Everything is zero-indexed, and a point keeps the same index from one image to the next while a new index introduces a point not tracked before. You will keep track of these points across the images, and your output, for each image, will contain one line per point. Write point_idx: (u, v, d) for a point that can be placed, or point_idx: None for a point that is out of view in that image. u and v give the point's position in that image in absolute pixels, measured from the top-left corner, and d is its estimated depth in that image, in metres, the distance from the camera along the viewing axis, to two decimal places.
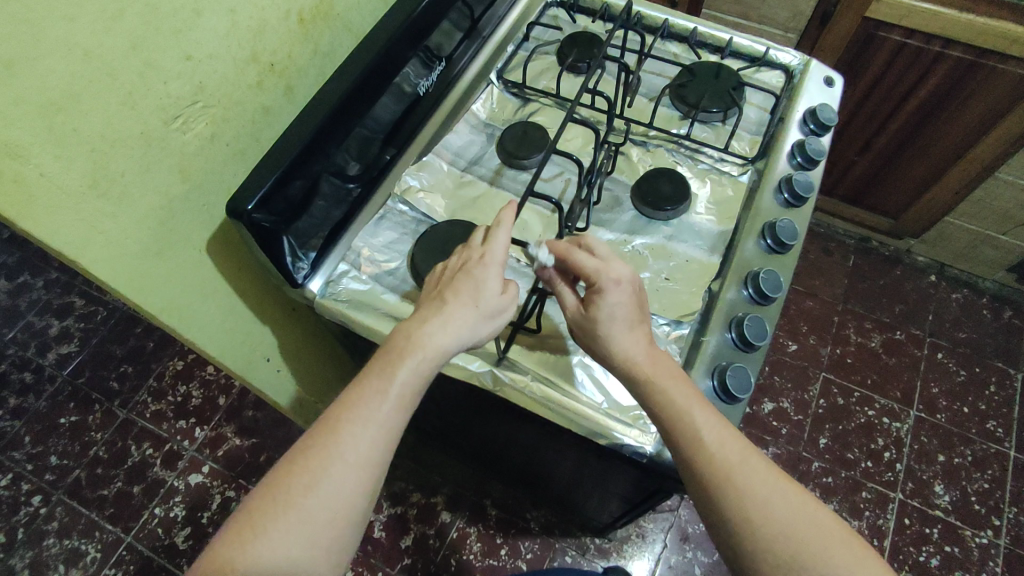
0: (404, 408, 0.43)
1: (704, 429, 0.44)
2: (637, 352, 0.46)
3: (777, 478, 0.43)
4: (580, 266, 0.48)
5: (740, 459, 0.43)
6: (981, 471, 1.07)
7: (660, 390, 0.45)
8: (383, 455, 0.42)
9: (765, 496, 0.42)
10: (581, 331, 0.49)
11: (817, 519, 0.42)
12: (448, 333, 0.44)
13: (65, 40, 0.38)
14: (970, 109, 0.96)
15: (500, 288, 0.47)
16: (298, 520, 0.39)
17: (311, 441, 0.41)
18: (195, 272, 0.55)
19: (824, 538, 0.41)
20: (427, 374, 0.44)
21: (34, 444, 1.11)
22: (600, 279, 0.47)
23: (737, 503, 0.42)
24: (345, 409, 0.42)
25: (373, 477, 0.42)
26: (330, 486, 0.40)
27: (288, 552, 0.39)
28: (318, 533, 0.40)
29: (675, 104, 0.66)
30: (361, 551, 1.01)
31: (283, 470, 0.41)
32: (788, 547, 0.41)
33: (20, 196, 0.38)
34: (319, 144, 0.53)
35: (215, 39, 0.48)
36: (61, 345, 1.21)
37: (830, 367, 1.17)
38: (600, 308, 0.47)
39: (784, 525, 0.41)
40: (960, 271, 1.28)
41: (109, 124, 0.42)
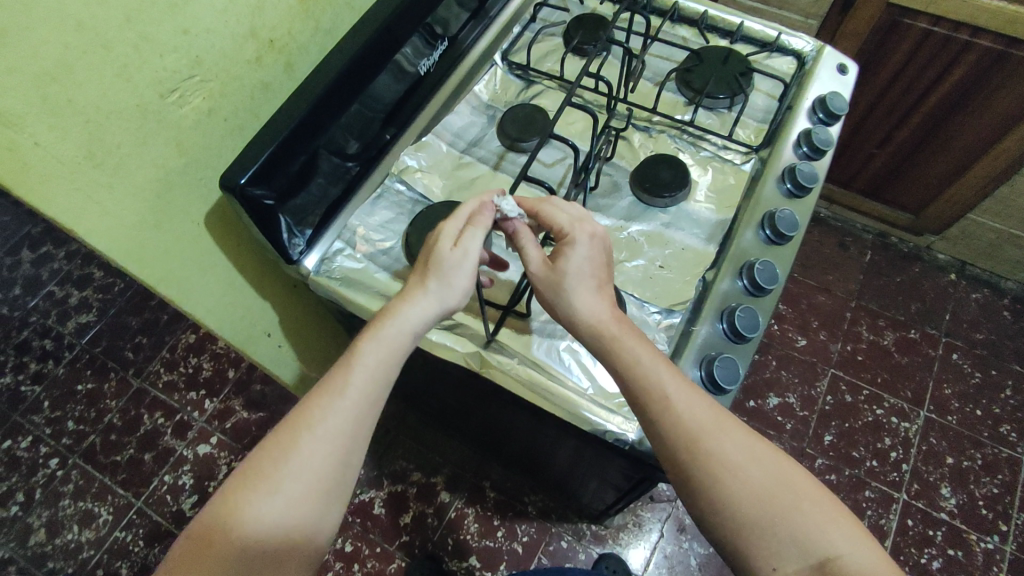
0: (377, 384, 0.45)
1: (672, 391, 0.45)
2: (600, 311, 0.47)
3: (746, 438, 0.45)
4: (551, 219, 0.49)
5: (709, 420, 0.45)
6: (991, 475, 1.04)
7: (626, 351, 0.46)
8: (359, 427, 0.44)
9: (733, 455, 0.44)
10: (544, 286, 0.48)
11: (787, 477, 0.43)
12: (411, 304, 0.46)
13: (58, 11, 0.38)
14: (997, 102, 0.92)
15: (450, 240, 0.47)
16: (276, 488, 0.41)
17: (290, 416, 0.44)
18: (193, 246, 0.56)
19: (794, 494, 0.43)
20: (401, 350, 0.46)
21: (53, 408, 1.15)
22: (574, 232, 0.48)
23: (706, 461, 0.43)
24: (321, 385, 0.45)
25: (350, 446, 0.44)
26: (307, 455, 0.42)
27: (268, 518, 0.41)
28: (296, 501, 0.42)
29: (681, 89, 0.65)
30: (360, 526, 1.03)
31: (264, 444, 0.43)
32: (757, 503, 0.42)
33: (15, 164, 0.40)
34: (317, 122, 0.53)
35: (212, 13, 0.48)
36: (80, 314, 1.24)
37: (839, 364, 1.15)
38: (569, 260, 0.48)
39: (751, 483, 0.43)
40: (981, 271, 1.24)
41: (104, 96, 0.43)
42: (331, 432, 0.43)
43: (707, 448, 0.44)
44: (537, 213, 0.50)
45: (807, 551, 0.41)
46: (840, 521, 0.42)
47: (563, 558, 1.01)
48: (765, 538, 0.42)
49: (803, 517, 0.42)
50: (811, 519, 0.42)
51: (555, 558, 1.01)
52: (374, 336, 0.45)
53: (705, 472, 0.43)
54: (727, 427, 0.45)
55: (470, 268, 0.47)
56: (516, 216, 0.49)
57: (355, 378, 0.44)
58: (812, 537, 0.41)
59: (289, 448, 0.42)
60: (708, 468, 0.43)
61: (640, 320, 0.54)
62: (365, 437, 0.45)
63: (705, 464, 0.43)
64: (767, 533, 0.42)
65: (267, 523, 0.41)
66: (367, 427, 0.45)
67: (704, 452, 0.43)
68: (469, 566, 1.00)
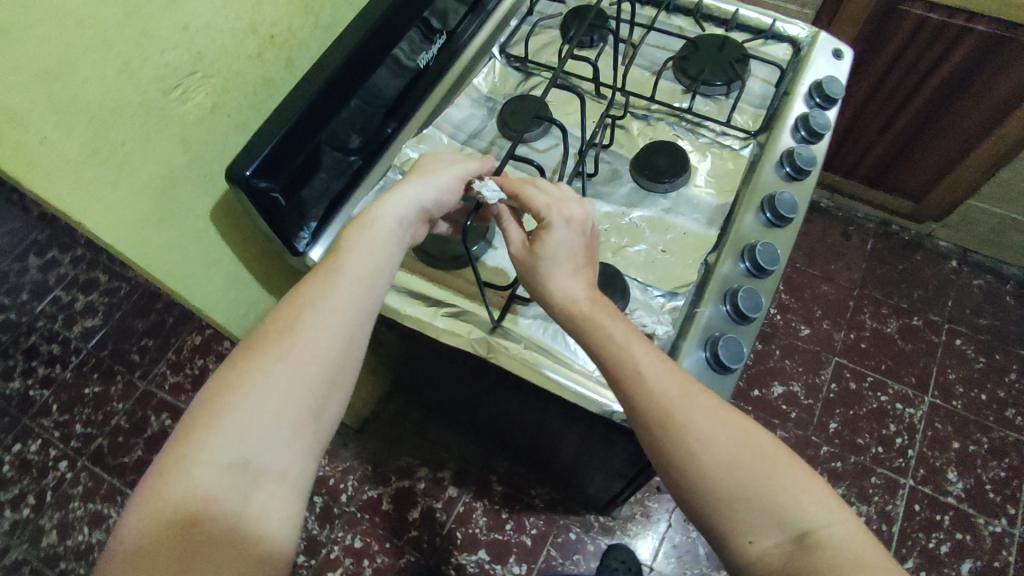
0: (365, 291, 0.44)
1: (643, 367, 0.45)
2: (575, 292, 0.48)
3: (718, 411, 0.44)
4: (530, 200, 0.49)
5: (681, 395, 0.44)
6: (998, 460, 1.05)
7: (596, 326, 0.47)
8: (359, 308, 0.44)
9: (705, 428, 0.43)
10: (522, 266, 0.50)
11: (759, 445, 0.43)
12: (393, 194, 0.48)
13: (59, 9, 0.38)
14: (997, 84, 0.93)
15: (439, 159, 0.52)
16: (278, 362, 0.40)
17: (286, 299, 0.43)
18: (198, 241, 0.56)
19: (767, 463, 0.42)
20: (390, 237, 0.47)
21: (61, 412, 1.16)
22: (550, 216, 0.48)
23: (680, 437, 0.43)
24: (308, 290, 0.43)
25: (349, 325, 0.43)
26: (307, 331, 0.41)
27: (261, 416, 0.39)
28: (298, 374, 0.40)
29: (677, 78, 0.66)
30: (369, 522, 1.04)
31: (260, 324, 0.42)
32: (731, 476, 0.42)
33: (23, 160, 0.39)
34: (318, 117, 0.54)
35: (213, 9, 0.48)
36: (86, 318, 1.25)
37: (843, 352, 1.15)
38: (546, 244, 0.48)
39: (723, 454, 0.42)
40: (983, 257, 1.24)
41: (107, 93, 0.43)
42: (329, 310, 0.43)
43: (679, 424, 0.43)
44: (516, 194, 0.51)
45: (782, 522, 0.41)
46: (810, 488, 0.42)
47: (572, 549, 1.02)
48: (741, 510, 0.41)
49: (778, 486, 0.41)
50: (784, 489, 0.41)
51: (563, 550, 1.02)
52: (362, 224, 0.46)
53: (680, 448, 0.43)
54: (699, 401, 0.44)
55: (453, 175, 0.50)
56: (498, 199, 0.51)
57: (348, 261, 0.45)
58: (787, 506, 0.41)
59: (288, 324, 0.42)
60: (682, 443, 0.43)
61: (644, 303, 0.54)
62: (364, 319, 0.44)
63: (680, 441, 0.43)
64: (743, 506, 0.41)
65: (270, 396, 0.39)
66: (366, 307, 0.44)
67: (677, 428, 0.43)
68: (478, 559, 1.01)
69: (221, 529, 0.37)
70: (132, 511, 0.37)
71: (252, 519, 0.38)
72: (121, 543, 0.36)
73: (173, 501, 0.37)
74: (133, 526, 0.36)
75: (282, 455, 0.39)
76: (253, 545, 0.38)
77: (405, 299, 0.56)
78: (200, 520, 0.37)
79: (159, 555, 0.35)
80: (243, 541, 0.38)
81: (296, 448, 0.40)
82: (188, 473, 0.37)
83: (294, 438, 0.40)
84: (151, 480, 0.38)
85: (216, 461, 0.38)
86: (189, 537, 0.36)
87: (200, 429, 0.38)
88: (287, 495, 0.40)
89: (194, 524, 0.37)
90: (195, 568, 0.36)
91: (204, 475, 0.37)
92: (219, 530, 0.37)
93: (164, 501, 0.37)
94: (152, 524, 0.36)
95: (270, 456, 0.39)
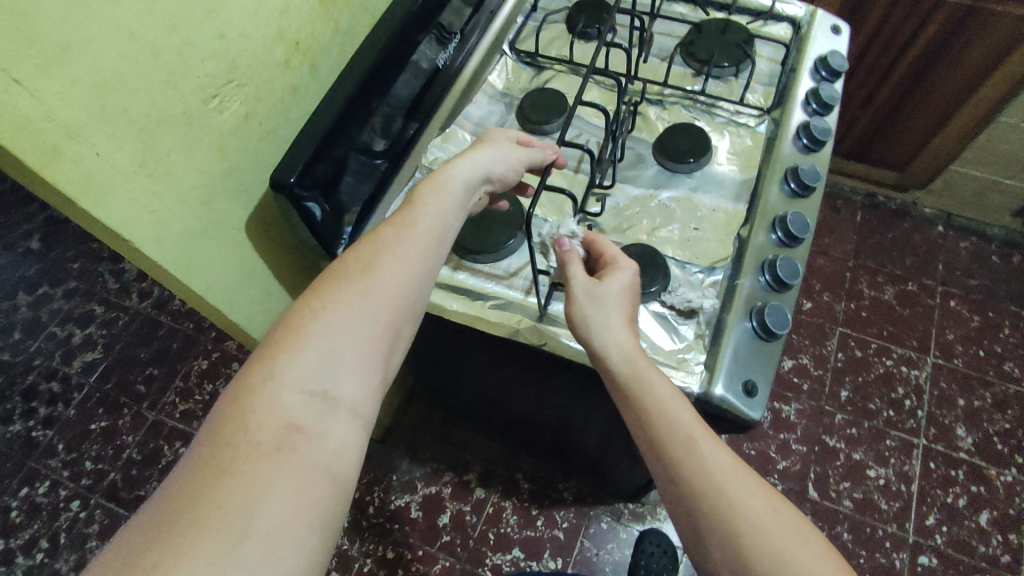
0: (433, 242, 0.46)
1: (696, 432, 0.44)
2: (624, 342, 0.47)
3: (769, 497, 0.42)
4: (605, 250, 0.53)
5: (732, 473, 0.42)
6: (1002, 411, 1.09)
7: (647, 385, 0.46)
8: (431, 255, 0.46)
9: (756, 511, 0.41)
10: (586, 297, 0.49)
11: (809, 545, 0.40)
12: (464, 159, 0.50)
13: (112, 22, 0.38)
14: (970, 54, 0.98)
15: (507, 137, 0.55)
16: (356, 295, 0.42)
17: (362, 241, 0.45)
18: (235, 253, 0.56)
19: (818, 568, 0.39)
20: (460, 197, 0.49)
21: (68, 450, 1.12)
22: (623, 261, 0.51)
23: (727, 514, 0.41)
24: (380, 235, 0.45)
25: (423, 272, 0.45)
26: (385, 271, 0.43)
27: (337, 351, 0.41)
28: (375, 307, 0.42)
29: (687, 62, 0.67)
30: (400, 532, 1.03)
31: (338, 263, 0.44)
32: (777, 569, 0.39)
33: (79, 175, 0.39)
34: (350, 119, 0.54)
35: (245, 17, 0.48)
36: (85, 352, 1.22)
37: (846, 322, 1.19)
38: (616, 282, 0.50)
39: (768, 539, 0.40)
40: (967, 220, 1.29)
41: (154, 104, 0.43)
42: (406, 253, 0.45)
43: (730, 502, 0.41)
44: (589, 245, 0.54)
45: None
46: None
47: (605, 539, 1.02)
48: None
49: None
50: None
51: (596, 540, 1.02)
52: (435, 180, 0.48)
53: (726, 526, 0.41)
54: (749, 482, 0.42)
55: (520, 154, 0.53)
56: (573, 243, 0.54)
57: (423, 210, 0.46)
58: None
59: (368, 264, 0.43)
60: (728, 522, 0.41)
61: (685, 281, 0.56)
62: (434, 269, 0.46)
63: (726, 519, 0.41)
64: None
65: (350, 329, 0.41)
66: (437, 257, 0.46)
67: (726, 505, 0.41)
68: (513, 558, 1.01)
69: (298, 449, 0.37)
70: (213, 425, 0.37)
71: (328, 444, 0.39)
72: (201, 454, 0.36)
73: (257, 418, 0.37)
74: (214, 438, 0.36)
75: (356, 388, 0.41)
76: (327, 469, 0.38)
77: (451, 296, 0.57)
78: (277, 440, 0.37)
79: (240, 466, 0.35)
80: (318, 464, 0.38)
81: (368, 384, 0.42)
82: (272, 394, 0.39)
83: (368, 373, 0.42)
84: (232, 398, 0.38)
85: (298, 386, 0.39)
86: (269, 453, 0.36)
87: (284, 352, 0.40)
88: (357, 429, 0.41)
89: (274, 440, 0.37)
90: (274, 482, 0.35)
91: (286, 397, 0.39)
92: (298, 451, 0.37)
93: (248, 416, 0.37)
94: (235, 436, 0.37)
95: (346, 388, 0.41)
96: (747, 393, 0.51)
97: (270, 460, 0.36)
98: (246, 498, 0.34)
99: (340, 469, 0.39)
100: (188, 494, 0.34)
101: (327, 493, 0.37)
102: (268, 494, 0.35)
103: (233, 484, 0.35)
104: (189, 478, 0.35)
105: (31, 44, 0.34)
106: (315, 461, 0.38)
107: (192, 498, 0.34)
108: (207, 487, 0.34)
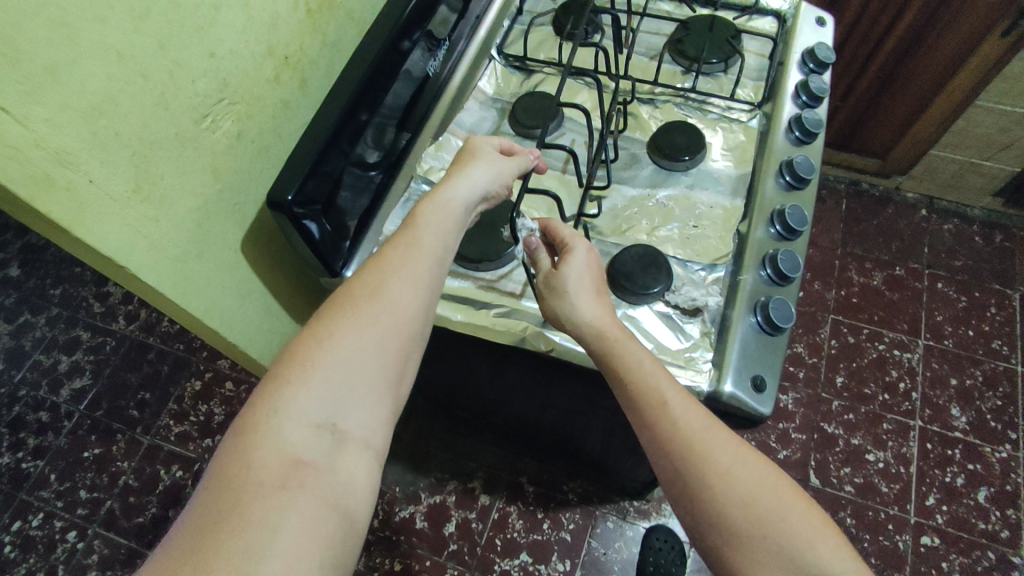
0: (436, 264, 0.45)
1: (668, 394, 0.46)
2: (600, 317, 0.50)
3: (739, 445, 0.45)
4: (557, 231, 0.54)
5: (703, 426, 0.45)
6: (993, 389, 1.11)
7: (629, 373, 0.47)
8: (437, 278, 0.45)
9: (725, 460, 0.44)
10: (547, 286, 0.53)
11: (797, 514, 0.42)
12: (463, 177, 0.50)
13: (101, 43, 0.37)
14: (947, 40, 1.00)
15: (492, 146, 0.54)
16: (364, 321, 0.42)
17: (368, 265, 0.45)
18: (233, 273, 0.55)
19: (783, 506, 0.42)
20: (460, 217, 0.49)
21: (61, 480, 1.09)
22: (573, 243, 0.53)
23: (698, 465, 0.44)
24: (385, 260, 0.44)
25: (430, 295, 0.44)
26: (392, 297, 0.43)
27: (342, 382, 0.40)
28: (384, 335, 0.42)
29: (677, 59, 0.68)
30: (406, 544, 1.02)
31: (344, 289, 0.43)
32: (744, 512, 0.42)
33: (72, 204, 0.38)
34: (344, 133, 0.53)
35: (234, 34, 0.47)
36: (73, 380, 1.20)
37: (837, 309, 1.20)
38: (569, 266, 0.52)
39: (753, 514, 0.42)
40: (949, 203, 1.32)
41: (145, 126, 0.42)
42: (411, 275, 0.44)
43: (701, 454, 0.44)
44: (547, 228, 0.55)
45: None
46: (823, 535, 0.42)
47: (611, 538, 1.02)
48: (750, 544, 0.41)
49: (790, 528, 0.42)
50: (795, 530, 0.42)
51: (603, 540, 1.02)
52: (436, 201, 0.48)
53: (698, 475, 0.43)
54: (720, 435, 0.45)
55: (512, 166, 0.53)
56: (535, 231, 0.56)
57: (425, 230, 0.46)
58: (796, 545, 0.41)
59: (375, 289, 0.43)
60: (699, 471, 0.43)
61: (688, 279, 0.56)
62: (440, 291, 0.45)
63: (697, 469, 0.43)
64: (752, 539, 0.42)
65: (357, 359, 0.41)
66: (441, 279, 0.46)
67: (698, 458, 0.44)
68: (521, 563, 1.00)
69: (307, 485, 0.37)
70: (219, 462, 0.37)
71: (337, 479, 0.38)
72: (208, 493, 0.35)
73: (265, 455, 0.37)
74: (220, 477, 0.36)
75: (365, 420, 0.40)
76: (336, 504, 0.38)
77: (453, 306, 0.56)
78: (284, 475, 0.37)
79: (248, 505, 0.35)
80: (327, 501, 0.37)
81: (378, 415, 0.41)
82: (278, 428, 0.38)
83: (376, 403, 0.41)
84: (238, 434, 0.38)
85: (306, 420, 0.39)
86: (277, 490, 0.36)
87: (289, 385, 0.39)
88: (367, 461, 0.40)
89: (282, 476, 0.37)
90: (282, 522, 0.35)
91: (293, 431, 0.38)
92: (306, 487, 0.37)
93: (255, 453, 0.37)
94: (241, 475, 0.36)
95: (356, 420, 0.40)
96: (756, 389, 0.52)
97: (278, 497, 0.36)
98: (254, 538, 0.34)
99: (349, 503, 0.38)
100: (194, 535, 0.34)
101: (336, 528, 0.37)
102: (277, 531, 0.35)
103: (241, 524, 0.34)
104: (195, 519, 0.34)
105: (18, 69, 0.33)
106: (324, 497, 0.37)
107: (198, 539, 0.33)
108: (213, 527, 0.34)
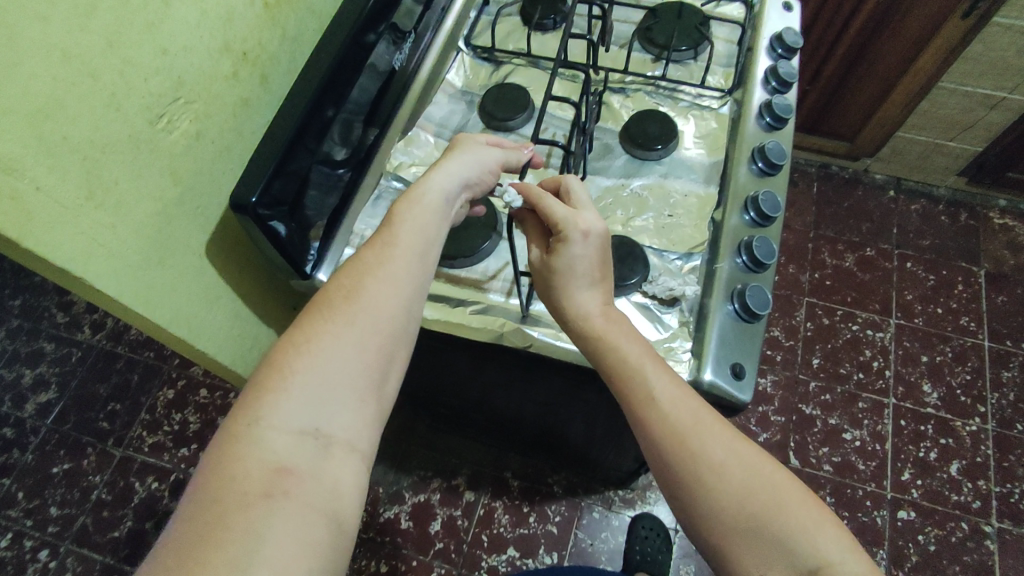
0: (413, 262, 0.44)
1: (658, 391, 0.45)
2: (594, 311, 0.49)
3: (729, 436, 0.43)
4: (550, 212, 0.49)
5: (693, 422, 0.44)
6: (962, 364, 1.14)
7: (620, 364, 0.47)
8: (417, 275, 0.44)
9: (719, 457, 0.42)
10: (542, 275, 0.51)
11: (795, 505, 0.41)
12: (441, 169, 0.48)
13: (42, 42, 0.35)
14: (909, 22, 1.01)
15: (479, 140, 0.52)
16: (345, 323, 0.40)
17: (344, 268, 0.43)
18: (199, 279, 0.53)
19: (778, 496, 0.41)
20: (439, 210, 0.47)
21: (29, 499, 1.05)
22: (567, 229, 0.48)
23: (690, 462, 0.42)
24: (362, 262, 0.43)
25: (412, 293, 0.43)
26: (369, 298, 0.41)
27: (321, 386, 0.39)
28: (365, 336, 0.41)
29: (646, 47, 0.67)
30: (391, 545, 1.01)
31: (320, 294, 0.42)
32: (736, 505, 0.41)
33: (20, 215, 0.36)
34: (310, 132, 0.51)
35: (189, 29, 0.45)
36: (38, 394, 1.16)
37: (812, 291, 1.22)
38: (560, 258, 0.49)
39: (744, 505, 0.41)
40: (915, 183, 1.34)
41: (96, 129, 0.40)
42: (390, 276, 0.43)
43: (690, 450, 0.43)
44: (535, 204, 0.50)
45: (793, 563, 0.39)
46: (823, 525, 0.40)
47: (598, 528, 1.03)
48: (743, 533, 0.40)
49: (787, 520, 0.40)
50: (796, 524, 0.40)
51: (589, 531, 1.02)
52: (412, 197, 0.46)
53: (688, 471, 0.42)
54: (713, 431, 0.44)
55: (495, 155, 0.52)
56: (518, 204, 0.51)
57: (403, 229, 0.45)
58: (800, 540, 0.39)
59: (350, 292, 0.42)
60: (692, 468, 0.42)
61: (665, 268, 0.56)
62: (423, 291, 0.44)
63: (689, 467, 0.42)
64: (749, 532, 0.40)
65: (337, 363, 0.39)
66: (424, 277, 0.44)
67: (689, 455, 0.43)
68: (508, 558, 1.00)
69: (291, 493, 0.35)
70: (201, 474, 0.35)
71: (322, 485, 0.37)
72: (190, 507, 0.34)
73: (247, 464, 0.35)
74: (201, 491, 0.34)
75: (348, 423, 0.39)
76: (324, 510, 0.36)
77: (431, 305, 0.55)
78: (268, 486, 0.35)
79: (232, 517, 0.34)
80: (313, 508, 0.36)
81: (363, 419, 0.40)
82: (260, 437, 0.37)
83: (359, 405, 0.40)
84: (219, 444, 0.37)
85: (287, 426, 0.37)
86: (261, 499, 0.35)
87: (269, 392, 0.38)
88: (355, 465, 0.39)
89: (266, 484, 0.35)
90: (267, 533, 0.34)
91: (276, 439, 0.37)
92: (292, 495, 0.35)
93: (237, 463, 0.35)
94: (225, 485, 0.35)
95: (340, 424, 0.39)
96: (734, 376, 0.51)
97: (263, 507, 0.34)
98: (239, 551, 0.33)
99: (337, 507, 0.37)
100: (176, 550, 0.32)
101: (324, 534, 0.35)
102: (261, 540, 0.33)
103: (224, 535, 0.33)
104: (178, 532, 0.33)
105: None
106: (310, 502, 0.36)
107: (184, 554, 0.32)
108: (197, 541, 0.33)
